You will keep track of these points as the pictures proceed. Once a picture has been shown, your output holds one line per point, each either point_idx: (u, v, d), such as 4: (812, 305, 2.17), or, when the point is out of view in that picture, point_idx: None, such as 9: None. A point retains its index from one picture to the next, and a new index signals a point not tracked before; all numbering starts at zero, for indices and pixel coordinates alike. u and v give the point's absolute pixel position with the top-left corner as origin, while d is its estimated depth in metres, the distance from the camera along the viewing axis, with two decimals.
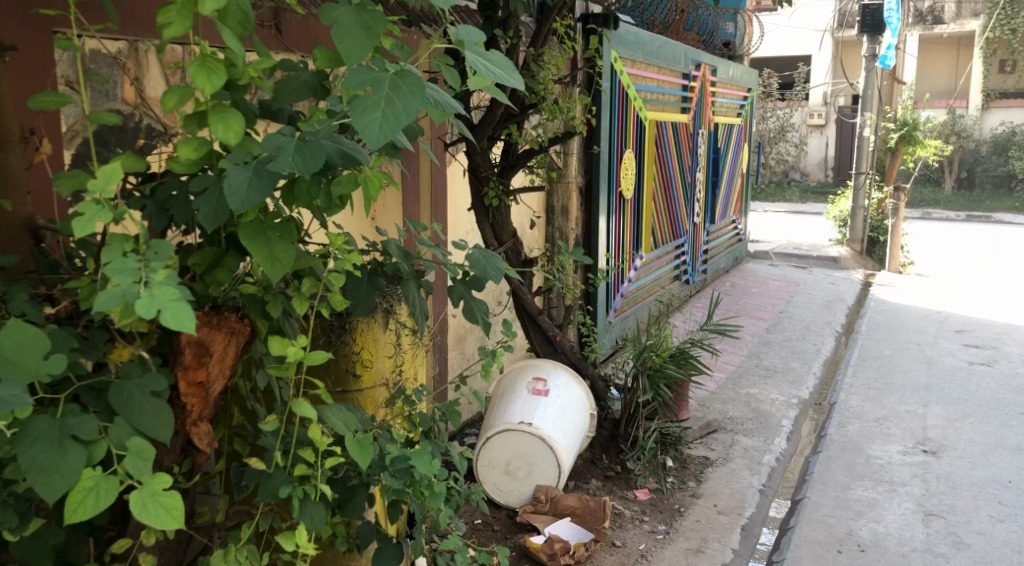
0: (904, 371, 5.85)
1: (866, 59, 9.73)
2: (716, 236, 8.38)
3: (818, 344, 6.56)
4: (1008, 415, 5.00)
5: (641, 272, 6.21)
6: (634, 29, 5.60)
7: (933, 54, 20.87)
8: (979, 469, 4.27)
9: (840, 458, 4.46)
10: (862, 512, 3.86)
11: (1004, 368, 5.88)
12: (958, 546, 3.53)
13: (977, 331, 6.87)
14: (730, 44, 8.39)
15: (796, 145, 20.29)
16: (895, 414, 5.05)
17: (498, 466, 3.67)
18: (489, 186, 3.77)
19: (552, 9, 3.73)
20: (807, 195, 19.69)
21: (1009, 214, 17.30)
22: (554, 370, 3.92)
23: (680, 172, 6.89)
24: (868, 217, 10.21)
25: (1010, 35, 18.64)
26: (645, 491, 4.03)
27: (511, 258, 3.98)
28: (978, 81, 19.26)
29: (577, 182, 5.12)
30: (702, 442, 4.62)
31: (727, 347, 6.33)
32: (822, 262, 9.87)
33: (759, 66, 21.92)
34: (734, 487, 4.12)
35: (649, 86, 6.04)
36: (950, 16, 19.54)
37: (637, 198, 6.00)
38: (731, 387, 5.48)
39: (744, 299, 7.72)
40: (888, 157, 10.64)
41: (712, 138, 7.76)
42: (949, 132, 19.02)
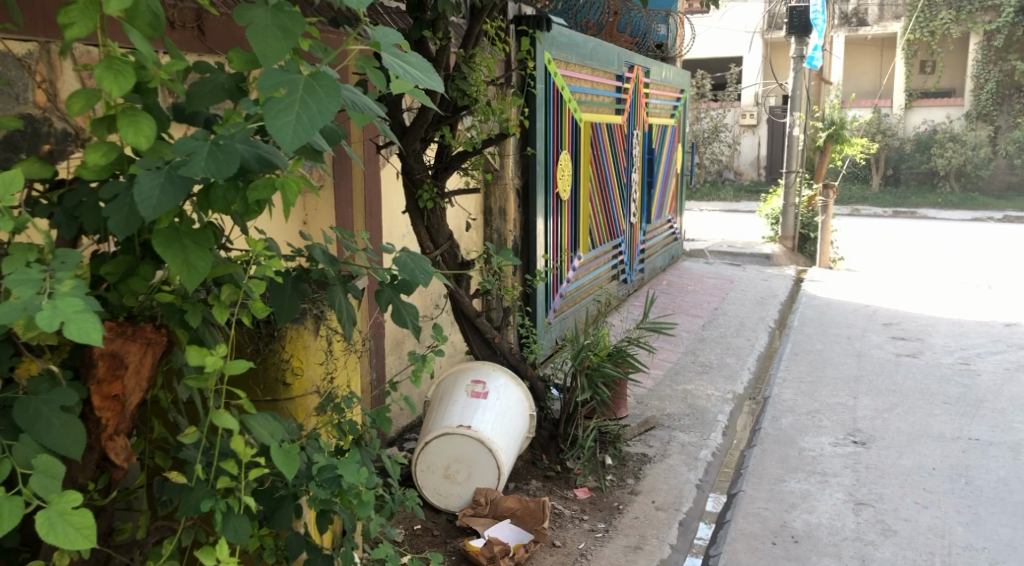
0: (835, 364, 6.01)
1: (794, 60, 9.94)
2: (653, 236, 8.49)
3: (752, 339, 6.69)
4: (933, 404, 5.17)
5: (579, 272, 6.25)
6: (566, 31, 5.62)
7: (858, 55, 21.50)
8: (906, 458, 4.40)
9: (774, 451, 4.55)
10: (795, 503, 3.95)
11: (929, 359, 6.08)
12: (885, 533, 3.63)
13: (903, 323, 7.09)
14: (663, 45, 8.52)
15: (729, 146, 20.71)
16: (827, 406, 5.18)
17: (438, 470, 3.64)
18: (423, 188, 3.74)
19: (483, 10, 3.68)
20: (741, 195, 20.13)
21: (931, 209, 17.96)
22: (494, 373, 3.92)
23: (616, 172, 6.95)
24: (798, 214, 10.46)
25: (930, 37, 19.20)
26: (584, 490, 4.05)
27: (447, 261, 3.94)
28: (900, 82, 19.92)
29: (514, 184, 5.12)
30: (640, 439, 4.67)
31: (664, 344, 6.42)
32: (756, 260, 10.07)
33: (693, 67, 22.34)
34: (671, 483, 4.17)
35: (584, 87, 6.08)
36: (873, 19, 20.17)
37: (574, 197, 6.03)
38: (668, 384, 5.55)
39: (680, 296, 7.84)
40: (817, 156, 10.93)
41: (647, 139, 7.84)
42: (875, 131, 19.59)
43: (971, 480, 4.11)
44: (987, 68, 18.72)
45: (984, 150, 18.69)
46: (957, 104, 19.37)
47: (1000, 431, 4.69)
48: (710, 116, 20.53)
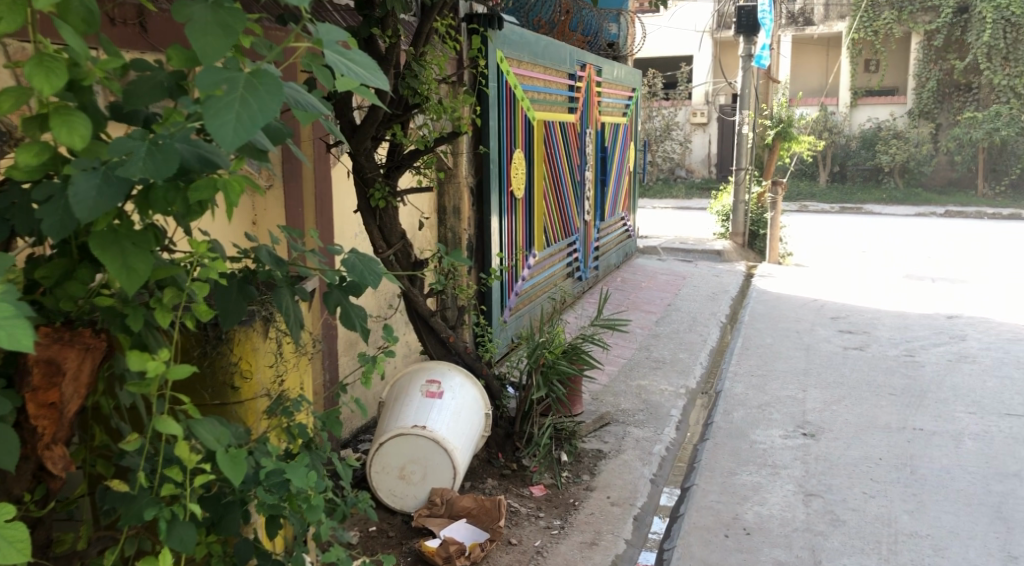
0: (784, 358, 6.11)
1: (742, 59, 10.08)
2: (607, 233, 8.54)
3: (704, 334, 6.78)
4: (878, 395, 5.29)
5: (534, 270, 6.26)
6: (518, 30, 5.62)
7: (805, 54, 21.91)
8: (853, 449, 4.50)
9: (726, 444, 4.62)
10: (747, 496, 4.01)
11: (875, 351, 6.22)
12: (834, 523, 3.70)
13: (850, 316, 7.25)
14: (614, 44, 8.58)
15: (681, 144, 20.95)
16: (777, 400, 5.27)
17: (393, 471, 3.61)
18: (375, 187, 3.71)
19: (433, 8, 3.65)
20: (692, 192, 20.39)
21: (877, 205, 18.39)
22: (448, 372, 3.91)
23: (569, 170, 6.97)
24: (748, 211, 10.62)
25: (873, 36, 19.68)
26: (540, 488, 4.06)
27: (400, 260, 3.91)
28: (846, 81, 20.35)
29: (468, 182, 5.11)
30: (595, 435, 4.70)
31: (619, 340, 6.47)
32: (707, 256, 10.21)
33: (644, 66, 22.57)
34: (626, 478, 4.20)
35: (536, 85, 6.08)
36: (819, 18, 20.57)
37: (528, 195, 6.03)
38: (623, 380, 5.59)
39: (634, 293, 7.91)
40: (766, 153, 11.09)
41: (599, 137, 7.88)
42: (821, 129, 19.99)
43: (915, 469, 4.21)
44: (928, 67, 19.20)
45: (926, 147, 19.18)
46: (900, 102, 19.84)
47: (943, 421, 4.82)
48: (661, 115, 20.77)
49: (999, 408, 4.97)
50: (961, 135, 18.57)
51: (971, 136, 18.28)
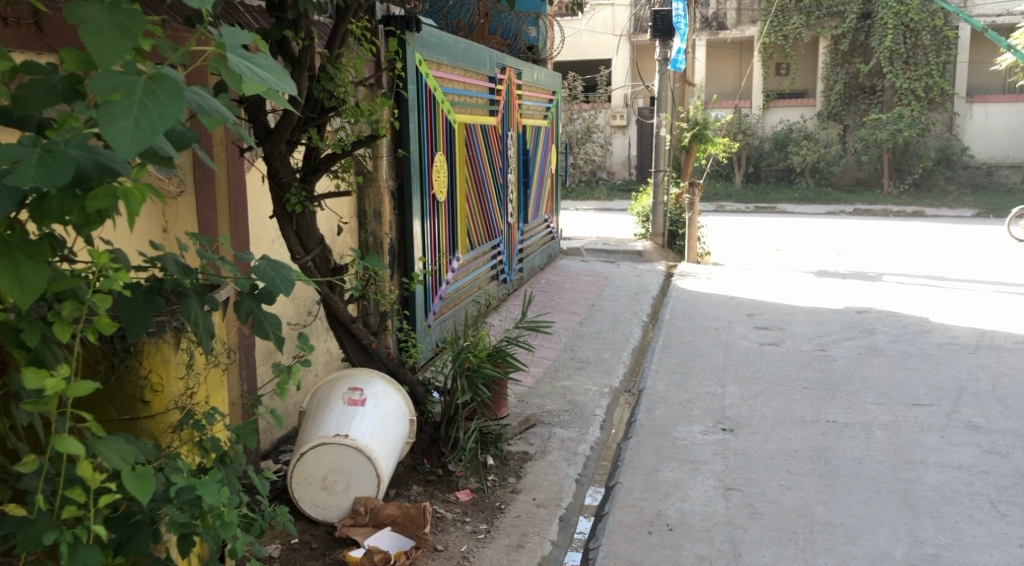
0: (703, 354, 6.25)
1: (659, 63, 10.27)
2: (530, 235, 8.57)
3: (626, 333, 6.88)
4: (793, 389, 5.46)
5: (458, 274, 6.22)
6: (437, 32, 5.58)
7: (719, 58, 22.47)
8: (771, 442, 4.63)
9: (648, 442, 4.69)
10: (669, 492, 4.07)
11: (789, 347, 6.41)
12: (753, 516, 3.80)
13: (766, 313, 7.46)
14: (533, 48, 8.65)
15: (602, 146, 21.22)
16: (697, 396, 5.38)
17: (315, 482, 3.55)
18: (290, 192, 3.62)
19: (348, 9, 3.58)
20: (614, 193, 20.64)
21: (790, 205, 18.97)
22: (371, 379, 3.86)
23: (491, 173, 6.98)
24: (667, 211, 10.82)
25: (783, 41, 20.34)
26: (466, 492, 4.04)
27: (319, 267, 3.83)
28: (758, 84, 20.96)
29: (389, 186, 5.05)
30: (521, 437, 4.71)
31: (543, 342, 6.50)
32: (628, 257, 10.34)
33: (564, 69, 22.78)
34: (551, 479, 4.23)
35: (456, 89, 6.04)
36: (732, 23, 21.12)
37: (451, 198, 6.00)
38: (548, 381, 5.62)
39: (557, 294, 7.96)
40: (682, 155, 11.23)
41: (521, 140, 7.91)
42: (735, 131, 20.54)
43: (829, 460, 4.35)
44: (835, 71, 19.99)
45: (834, 148, 19.92)
46: (810, 105, 20.55)
47: (853, 413, 5.00)
48: (582, 117, 21.03)
49: (905, 399, 5.18)
50: (866, 136, 19.38)
51: (876, 137, 19.10)
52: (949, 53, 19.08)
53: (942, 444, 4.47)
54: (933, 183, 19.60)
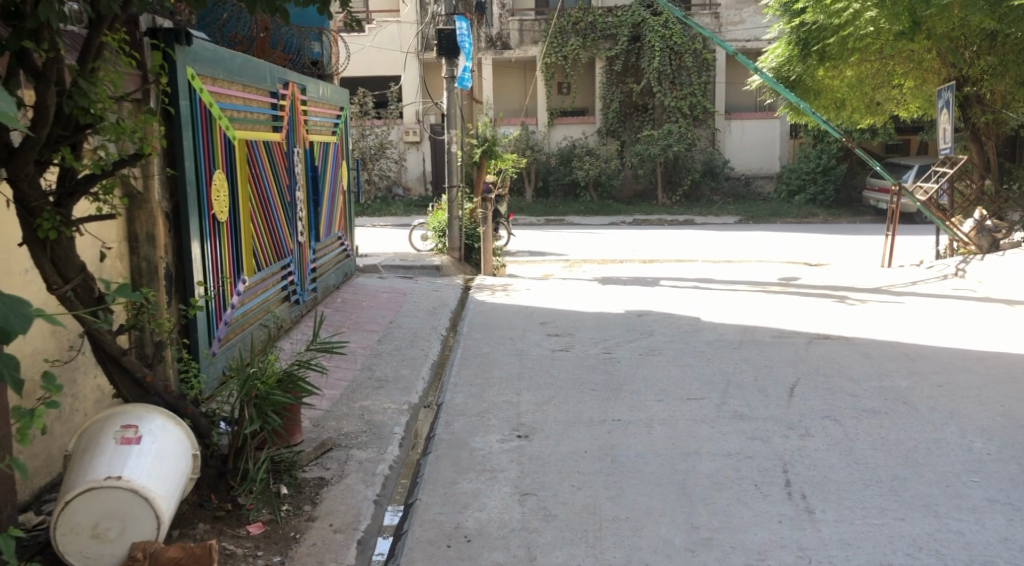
0: (499, 365, 6.38)
1: (446, 80, 10.42)
2: (324, 254, 8.38)
3: (425, 348, 6.89)
4: (582, 392, 5.71)
5: (245, 297, 5.94)
6: (210, 45, 5.33)
7: (504, 76, 23.13)
8: (563, 445, 4.81)
9: (447, 456, 4.71)
10: (467, 503, 4.12)
11: (579, 351, 6.71)
12: (547, 519, 3.92)
13: (557, 321, 7.76)
14: (318, 63, 8.54)
15: (396, 162, 21.25)
16: (494, 406, 5.49)
17: (84, 531, 3.23)
18: (42, 217, 3.30)
19: (103, 21, 3.33)
20: (410, 209, 20.66)
21: (578, 218, 19.87)
22: (147, 415, 3.61)
23: (278, 192, 6.76)
24: (462, 226, 10.98)
25: (563, 61, 21.31)
26: (258, 525, 3.86)
27: (82, 297, 3.53)
28: (542, 102, 21.83)
29: (162, 207, 4.74)
30: (316, 463, 4.58)
31: (340, 362, 6.37)
32: (426, 271, 10.37)
33: (353, 85, 22.58)
34: (349, 502, 4.15)
35: (235, 104, 5.81)
36: (515, 42, 21.84)
37: (233, 219, 5.74)
38: (344, 403, 5.50)
39: (355, 313, 7.84)
40: (474, 171, 11.53)
41: (308, 157, 7.74)
42: (524, 146, 21.22)
43: (615, 457, 4.60)
44: (611, 90, 21.31)
45: (614, 163, 21.16)
46: (589, 122, 21.85)
47: (636, 410, 5.31)
48: (375, 134, 20.89)
49: (681, 394, 5.57)
50: (641, 151, 20.74)
51: (649, 152, 20.49)
52: (709, 74, 20.99)
53: (713, 434, 4.85)
54: (701, 194, 21.38)
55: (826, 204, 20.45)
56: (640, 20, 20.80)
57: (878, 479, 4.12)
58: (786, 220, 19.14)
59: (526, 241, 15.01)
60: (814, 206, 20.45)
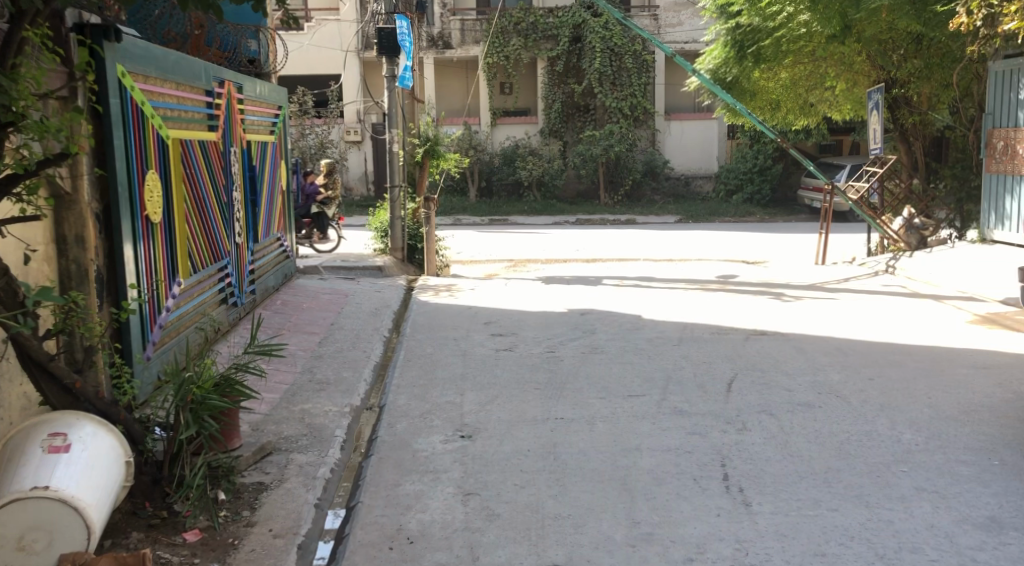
0: (443, 365, 6.37)
1: (387, 80, 10.34)
2: (262, 255, 8.25)
3: (367, 350, 6.83)
4: (525, 391, 5.73)
5: (180, 299, 5.81)
6: (141, 42, 5.21)
7: (446, 75, 23.08)
8: (506, 444, 4.81)
9: (389, 457, 4.68)
10: (410, 505, 4.10)
11: (522, 351, 6.73)
12: (490, 518, 3.92)
13: (501, 321, 7.77)
14: (255, 61, 8.42)
15: (337, 162, 21.09)
16: (437, 406, 5.47)
17: (9, 544, 3.11)
18: None
19: (24, 15, 3.22)
20: (352, 210, 20.47)
21: (522, 218, 19.95)
22: (76, 423, 3.51)
23: (215, 192, 6.63)
24: (405, 226, 10.93)
25: (505, 61, 21.37)
26: (194, 532, 3.77)
27: (5, 301, 3.41)
28: (484, 101, 21.85)
29: (92, 208, 4.61)
30: (255, 468, 4.50)
31: (279, 365, 6.27)
32: (368, 272, 10.29)
33: (293, 83, 22.31)
34: (289, 507, 4.09)
35: (168, 103, 5.68)
36: (456, 42, 21.81)
37: (167, 220, 5.61)
38: (284, 407, 5.42)
39: (295, 314, 7.73)
40: (416, 170, 11.47)
41: (246, 156, 7.62)
42: (466, 146, 21.22)
43: (558, 455, 4.62)
44: (553, 90, 21.46)
45: (556, 163, 21.30)
46: (532, 122, 21.92)
47: (578, 408, 5.35)
48: (315, 133, 20.69)
49: (623, 391, 5.63)
50: (584, 151, 20.91)
51: (591, 152, 20.65)
52: (648, 75, 21.30)
53: (654, 430, 4.92)
54: (642, 194, 21.64)
55: (762, 203, 20.90)
56: (581, 21, 20.99)
57: (813, 471, 4.22)
58: (725, 219, 19.50)
59: (470, 241, 15.01)
60: (751, 205, 20.88)
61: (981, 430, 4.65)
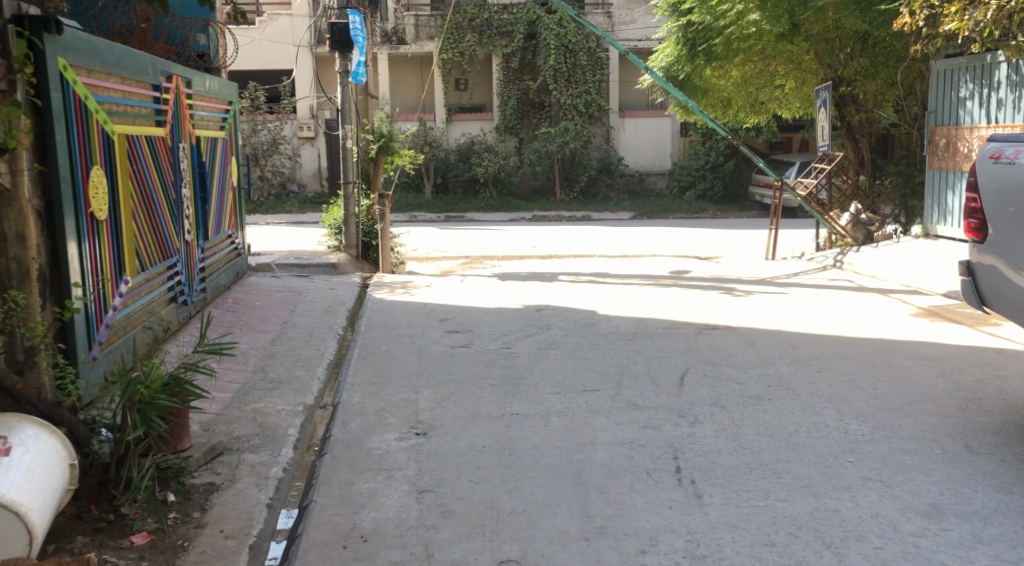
0: (398, 363, 6.33)
1: (340, 75, 10.23)
2: (213, 252, 8.12)
3: (321, 348, 6.77)
4: (481, 387, 5.73)
5: (127, 298, 5.69)
6: (84, 35, 5.09)
7: (401, 71, 22.94)
8: (461, 441, 4.81)
9: (343, 456, 4.65)
10: (364, 503, 4.07)
11: (478, 347, 6.72)
12: (445, 515, 3.92)
13: (456, 318, 7.75)
14: (204, 56, 8.29)
15: (290, 158, 20.87)
16: (392, 404, 5.44)
17: None
18: None
19: None
20: (306, 206, 20.25)
21: (478, 214, 19.94)
22: (18, 426, 3.42)
23: (163, 189, 6.51)
24: (359, 223, 10.85)
25: (460, 57, 21.32)
26: (143, 535, 3.70)
27: None
28: (439, 98, 21.78)
29: (34, 205, 4.49)
30: (206, 468, 4.43)
31: (231, 364, 6.18)
32: (322, 269, 10.18)
33: (244, 78, 22.01)
34: (241, 507, 4.03)
35: (113, 98, 5.56)
36: (411, 38, 21.69)
37: (113, 216, 5.49)
38: (236, 406, 5.35)
39: (247, 313, 7.62)
40: (371, 167, 11.38)
41: (195, 153, 7.49)
42: (422, 142, 21.13)
43: (513, 451, 4.63)
44: (508, 87, 21.46)
45: (512, 159, 21.33)
46: (487, 118, 21.92)
47: (534, 404, 5.36)
48: (267, 128, 20.43)
49: (578, 386, 5.67)
50: (539, 148, 20.96)
51: (547, 149, 20.70)
52: (602, 72, 21.42)
53: (608, 424, 4.95)
54: (598, 190, 21.76)
55: (715, 199, 21.18)
56: (535, 18, 21.04)
57: (763, 463, 4.30)
58: (678, 215, 19.71)
59: (425, 238, 14.95)
60: (703, 202, 21.14)
61: (924, 420, 4.77)
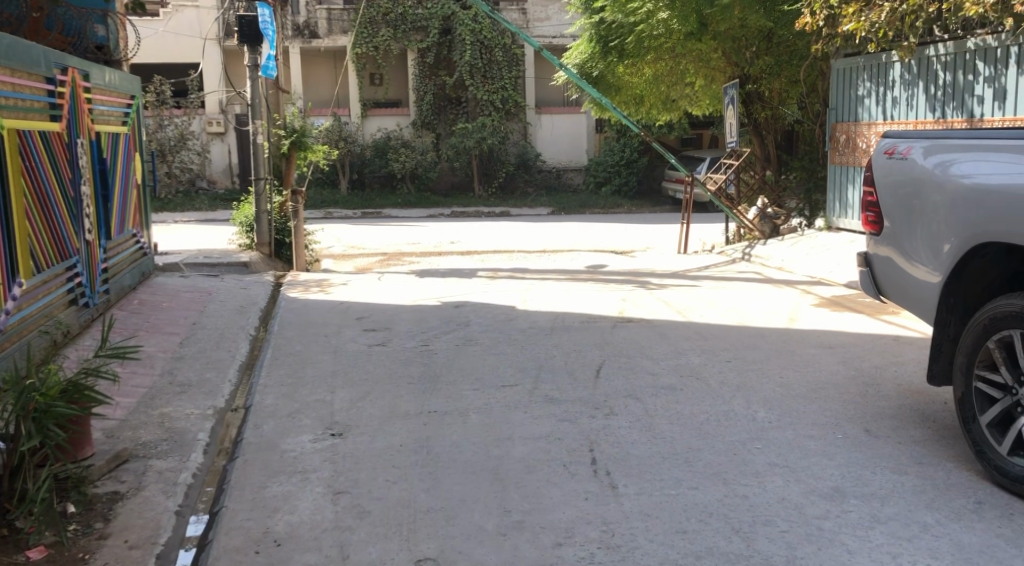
0: (313, 363, 6.22)
1: (249, 69, 9.98)
2: (116, 252, 7.81)
3: (232, 350, 6.59)
4: (398, 386, 5.68)
5: (21, 301, 5.42)
6: None
7: (314, 65, 22.52)
8: (377, 440, 4.75)
9: (256, 459, 4.54)
10: (277, 507, 3.98)
11: (395, 345, 6.66)
12: (360, 515, 3.87)
13: (373, 316, 7.66)
14: (103, 48, 7.95)
15: (199, 153, 20.31)
16: (307, 405, 5.34)
17: None
18: None
19: None
20: (217, 204, 19.72)
21: (395, 210, 19.79)
22: None
23: (60, 186, 6.22)
24: (271, 220, 10.62)
25: (374, 51, 21.08)
26: (39, 549, 3.53)
27: None
28: (354, 92, 21.49)
29: None
30: (110, 477, 4.26)
31: (137, 368, 5.96)
32: (234, 269, 9.92)
33: (149, 72, 21.26)
34: (147, 516, 3.90)
35: (2, 90, 5.28)
36: (324, 31, 21.32)
37: (5, 216, 5.22)
38: (142, 411, 5.16)
39: (154, 315, 7.36)
40: (283, 163, 11.13)
41: (95, 148, 7.19)
42: (336, 138, 20.82)
43: (430, 449, 4.60)
44: (424, 82, 21.33)
45: (429, 155, 21.23)
46: (403, 113, 21.76)
47: (451, 401, 5.34)
48: (174, 123, 19.82)
49: (496, 382, 5.67)
50: (456, 144, 20.92)
51: (464, 145, 20.67)
52: (518, 68, 21.52)
53: (525, 419, 4.97)
54: (516, 186, 21.87)
55: (629, 194, 21.55)
56: (450, 13, 20.97)
57: (675, 452, 4.39)
58: (594, 210, 19.99)
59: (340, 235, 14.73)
60: (619, 197, 21.48)
61: (827, 406, 4.96)
